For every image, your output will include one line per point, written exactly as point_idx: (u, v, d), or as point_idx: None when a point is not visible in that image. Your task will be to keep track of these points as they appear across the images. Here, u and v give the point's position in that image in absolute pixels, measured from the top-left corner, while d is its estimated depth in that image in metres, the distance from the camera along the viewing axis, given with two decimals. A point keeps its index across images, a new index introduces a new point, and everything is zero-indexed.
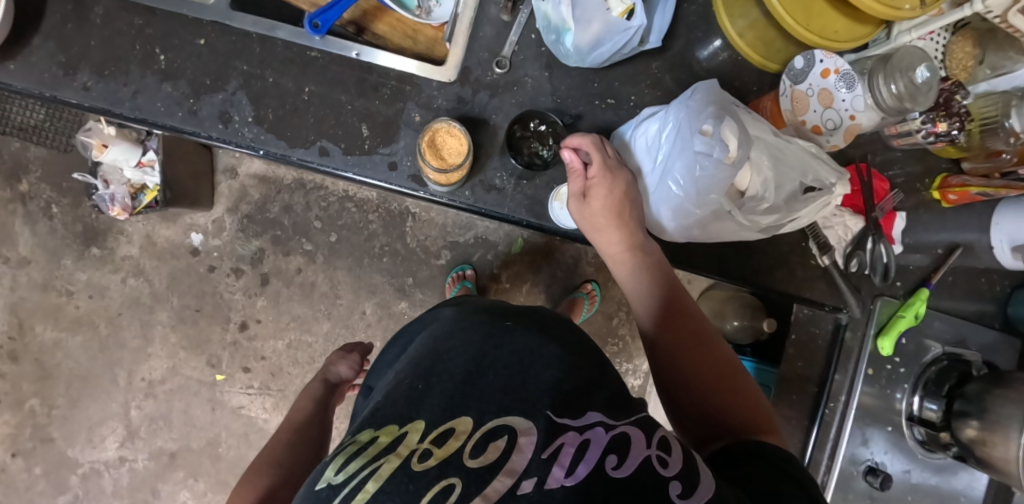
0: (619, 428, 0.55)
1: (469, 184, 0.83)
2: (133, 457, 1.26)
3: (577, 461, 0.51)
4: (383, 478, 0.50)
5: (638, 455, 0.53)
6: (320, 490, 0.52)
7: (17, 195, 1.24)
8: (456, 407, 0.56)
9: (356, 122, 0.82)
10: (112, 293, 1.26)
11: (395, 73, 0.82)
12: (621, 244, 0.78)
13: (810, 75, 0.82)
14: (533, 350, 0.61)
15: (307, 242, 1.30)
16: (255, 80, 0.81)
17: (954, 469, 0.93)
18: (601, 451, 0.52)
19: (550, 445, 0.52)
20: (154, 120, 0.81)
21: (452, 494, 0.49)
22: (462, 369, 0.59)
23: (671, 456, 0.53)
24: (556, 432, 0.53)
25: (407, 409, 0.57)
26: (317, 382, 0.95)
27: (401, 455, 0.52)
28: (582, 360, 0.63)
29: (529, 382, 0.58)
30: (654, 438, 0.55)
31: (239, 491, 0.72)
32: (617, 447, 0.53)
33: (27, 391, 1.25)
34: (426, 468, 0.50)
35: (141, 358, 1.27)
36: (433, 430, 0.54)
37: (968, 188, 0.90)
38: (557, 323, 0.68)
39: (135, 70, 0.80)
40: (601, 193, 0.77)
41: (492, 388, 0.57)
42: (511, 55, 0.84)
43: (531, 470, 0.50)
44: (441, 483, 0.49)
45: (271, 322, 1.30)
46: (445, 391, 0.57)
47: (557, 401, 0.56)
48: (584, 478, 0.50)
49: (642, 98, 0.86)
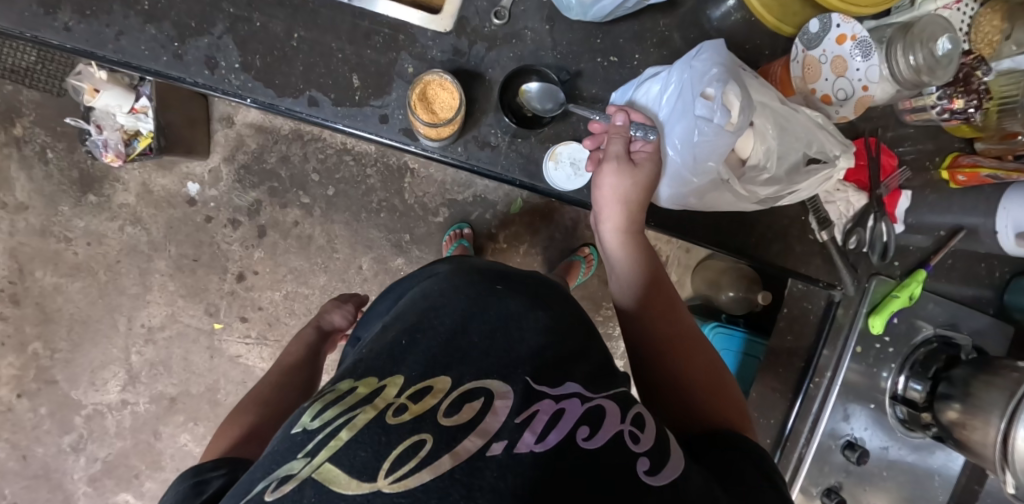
0: (595, 400, 0.56)
1: (462, 139, 0.79)
2: (135, 400, 1.30)
3: (549, 428, 0.51)
4: (357, 427, 0.51)
5: (610, 429, 0.53)
6: (295, 434, 0.53)
7: (11, 138, 1.22)
8: (437, 367, 0.57)
9: (346, 72, 0.79)
10: (110, 240, 1.26)
11: (389, 21, 0.78)
12: (630, 222, 0.74)
13: (824, 41, 0.77)
14: (521, 316, 0.62)
15: (304, 194, 1.29)
16: (242, 24, 0.78)
17: (932, 449, 0.94)
18: (574, 421, 0.53)
19: (524, 410, 0.53)
20: (139, 65, 0.78)
21: (422, 449, 0.48)
22: (444, 326, 0.61)
23: (644, 432, 0.54)
24: (532, 398, 0.54)
25: (388, 363, 0.58)
26: (309, 329, 0.95)
27: (376, 407, 0.53)
28: (567, 331, 0.64)
29: (513, 348, 0.59)
30: (629, 414, 0.56)
31: (225, 425, 0.73)
32: (590, 420, 0.53)
33: (30, 333, 1.27)
34: (401, 421, 0.51)
35: (140, 305, 1.29)
36: (410, 386, 0.55)
37: (979, 169, 0.86)
38: (545, 288, 0.70)
39: (118, 10, 0.77)
40: (636, 170, 0.73)
41: (474, 351, 0.58)
42: (510, 6, 0.78)
43: (503, 433, 0.50)
44: (412, 437, 0.49)
45: (269, 273, 1.30)
46: (427, 350, 0.59)
47: (539, 367, 0.58)
48: (555, 445, 0.50)
49: (647, 57, 0.81)
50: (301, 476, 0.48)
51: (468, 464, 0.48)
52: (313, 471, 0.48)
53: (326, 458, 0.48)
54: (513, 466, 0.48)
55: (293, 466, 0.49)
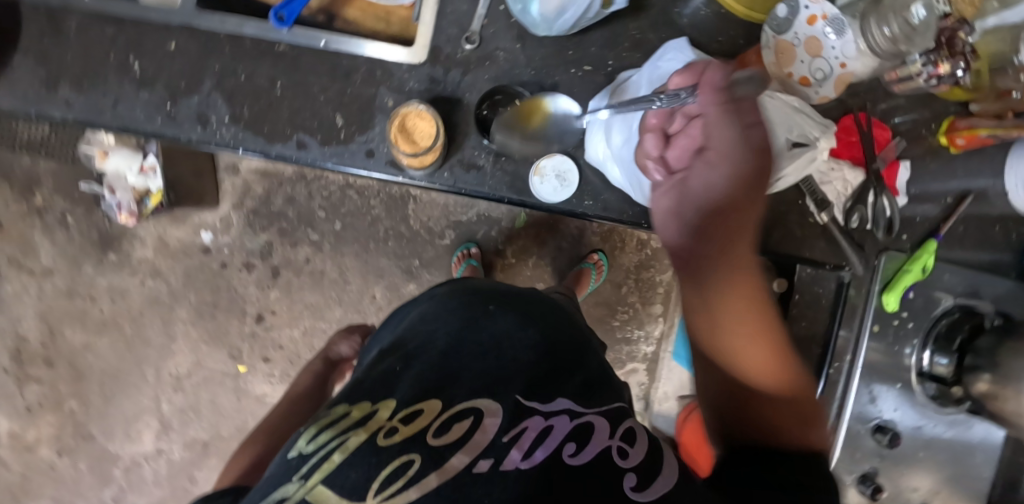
0: (585, 417, 0.59)
1: (447, 164, 0.80)
2: (169, 448, 1.34)
3: (536, 445, 0.55)
4: (349, 449, 0.53)
5: (598, 444, 0.56)
6: (291, 459, 0.54)
7: (32, 208, 1.27)
8: (430, 390, 0.59)
9: (330, 112, 0.80)
10: (133, 295, 1.31)
11: (364, 59, 0.80)
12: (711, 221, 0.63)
13: (795, 24, 0.76)
14: (511, 335, 0.65)
15: (313, 231, 1.32)
16: (227, 79, 0.80)
17: (968, 423, 0.92)
18: (561, 438, 0.56)
19: (512, 429, 0.56)
20: (136, 128, 0.81)
21: (410, 469, 0.51)
22: (437, 350, 0.64)
23: (632, 449, 0.56)
24: (520, 416, 0.57)
25: (383, 388, 0.60)
26: (315, 362, 0.98)
27: (368, 430, 0.55)
28: (557, 348, 0.66)
29: (505, 367, 0.62)
30: (617, 431, 0.58)
31: (235, 455, 0.78)
32: (575, 436, 0.56)
33: (65, 392, 1.32)
34: (391, 443, 0.53)
35: (166, 355, 1.32)
36: (402, 410, 0.57)
37: (977, 131, 0.83)
38: (537, 306, 0.72)
39: (112, 79, 0.81)
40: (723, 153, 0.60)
41: (466, 373, 0.61)
42: (480, 30, 0.79)
43: (490, 451, 0.53)
44: (401, 457, 0.52)
45: (286, 312, 1.33)
46: (421, 373, 0.61)
47: (528, 386, 0.61)
48: (541, 462, 0.53)
49: (621, 62, 0.80)
50: (295, 497, 0.50)
51: (454, 480, 0.51)
52: (306, 492, 0.50)
53: (318, 481, 0.51)
54: (500, 479, 0.52)
55: (288, 489, 0.51)
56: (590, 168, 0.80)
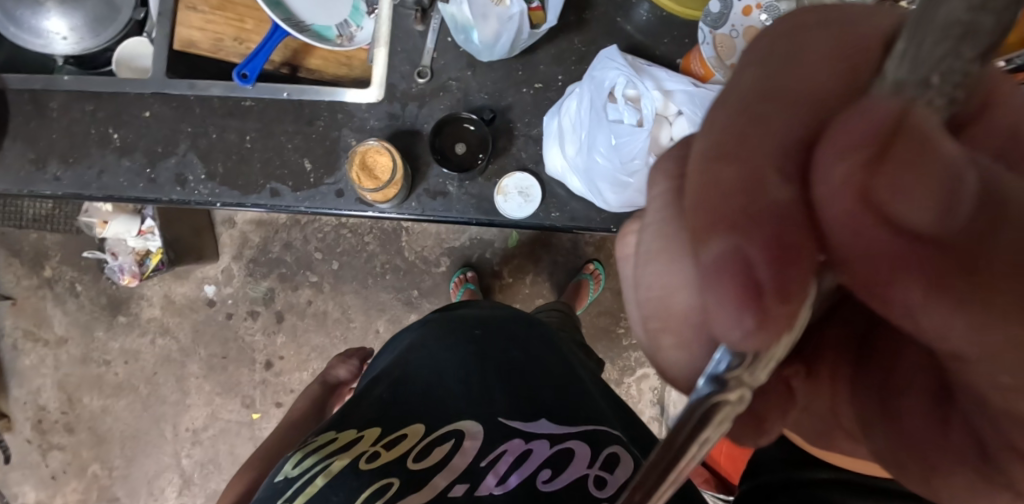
0: (565, 442, 0.65)
1: (415, 194, 0.82)
2: (193, 502, 1.36)
3: (510, 471, 0.62)
4: (331, 474, 0.62)
5: (576, 472, 0.62)
6: (280, 481, 0.66)
7: (44, 280, 1.34)
8: (412, 416, 0.67)
9: (298, 158, 0.83)
10: (146, 354, 1.35)
11: (326, 103, 0.83)
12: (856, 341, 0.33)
13: (731, 17, 0.74)
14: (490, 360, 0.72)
15: (312, 273, 1.35)
16: (200, 139, 0.84)
17: None
18: (538, 464, 0.63)
19: (492, 454, 0.64)
20: (119, 194, 0.85)
21: (388, 491, 0.60)
22: (421, 376, 0.71)
23: (611, 475, 0.62)
24: (502, 439, 0.65)
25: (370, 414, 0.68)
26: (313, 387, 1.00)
27: (351, 454, 0.64)
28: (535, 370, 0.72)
29: (488, 390, 0.69)
30: (600, 456, 0.64)
31: (230, 490, 0.83)
32: (554, 463, 0.63)
33: (88, 457, 1.36)
34: (371, 467, 0.62)
35: (182, 410, 1.35)
36: (387, 435, 0.65)
37: None
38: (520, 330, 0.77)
39: (95, 152, 0.85)
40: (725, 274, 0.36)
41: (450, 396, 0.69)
42: (431, 63, 0.82)
43: (464, 477, 0.61)
44: (380, 481, 0.61)
45: (294, 356, 1.35)
46: (408, 401, 0.69)
47: (512, 406, 0.68)
48: (514, 487, 0.61)
49: (572, 75, 0.82)
50: None
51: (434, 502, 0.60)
52: None
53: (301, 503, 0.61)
54: None
55: None
56: (553, 181, 0.81)
